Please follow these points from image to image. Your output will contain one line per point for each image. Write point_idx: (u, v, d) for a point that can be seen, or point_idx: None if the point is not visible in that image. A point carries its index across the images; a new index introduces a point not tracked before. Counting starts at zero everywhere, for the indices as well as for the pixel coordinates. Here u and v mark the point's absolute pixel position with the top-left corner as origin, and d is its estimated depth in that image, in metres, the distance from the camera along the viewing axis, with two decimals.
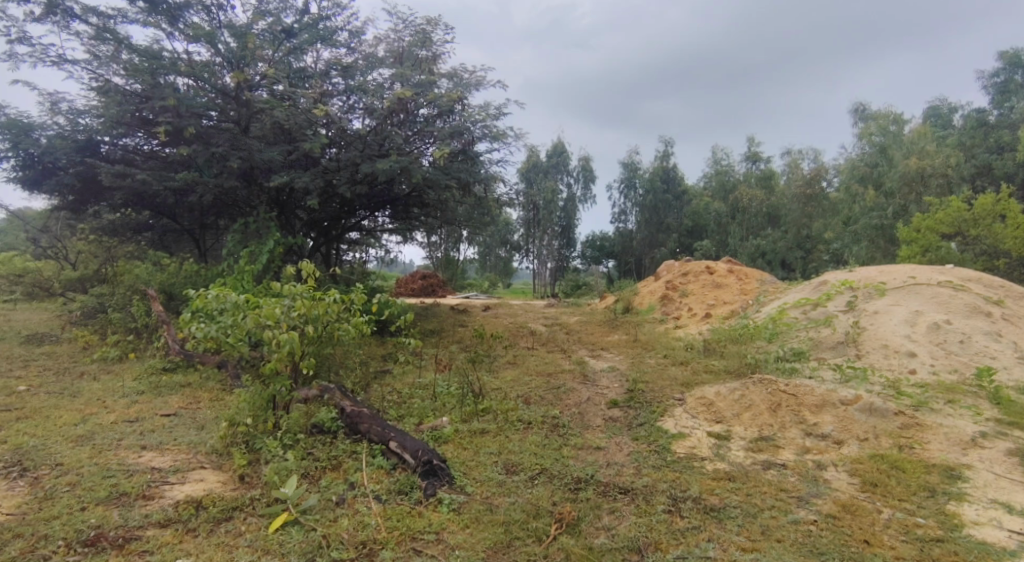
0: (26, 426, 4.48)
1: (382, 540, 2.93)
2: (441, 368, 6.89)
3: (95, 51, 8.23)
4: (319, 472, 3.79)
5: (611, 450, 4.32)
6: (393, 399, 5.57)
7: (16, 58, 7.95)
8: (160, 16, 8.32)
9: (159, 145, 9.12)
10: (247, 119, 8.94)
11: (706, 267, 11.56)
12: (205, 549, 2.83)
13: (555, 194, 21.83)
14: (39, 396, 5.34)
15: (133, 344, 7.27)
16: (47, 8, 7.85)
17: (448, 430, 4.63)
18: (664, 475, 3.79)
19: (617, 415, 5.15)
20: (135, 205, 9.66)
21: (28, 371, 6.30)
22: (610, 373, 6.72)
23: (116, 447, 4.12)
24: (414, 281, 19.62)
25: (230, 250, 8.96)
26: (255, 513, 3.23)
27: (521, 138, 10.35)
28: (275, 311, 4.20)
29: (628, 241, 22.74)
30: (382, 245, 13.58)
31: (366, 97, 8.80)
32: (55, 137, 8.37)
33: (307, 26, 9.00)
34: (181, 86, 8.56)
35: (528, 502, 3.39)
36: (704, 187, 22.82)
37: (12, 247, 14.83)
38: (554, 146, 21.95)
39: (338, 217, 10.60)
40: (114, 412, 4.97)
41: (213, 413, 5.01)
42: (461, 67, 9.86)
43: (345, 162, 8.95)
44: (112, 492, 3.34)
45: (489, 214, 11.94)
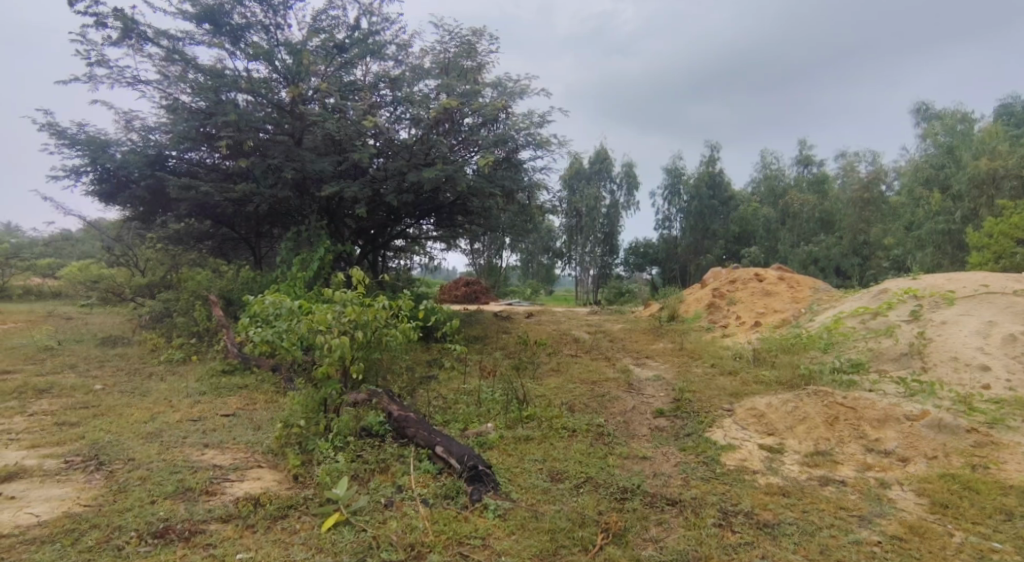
0: (100, 423, 4.75)
1: (430, 544, 2.97)
2: (486, 374, 6.96)
3: (166, 71, 8.75)
4: (368, 474, 3.88)
5: (657, 460, 4.27)
6: (438, 404, 5.67)
7: (96, 80, 8.50)
8: (224, 37, 8.82)
9: (220, 159, 9.52)
10: (300, 132, 9.22)
11: (755, 275, 11.26)
12: (263, 545, 2.94)
13: (598, 201, 21.73)
14: (112, 395, 5.69)
15: (196, 347, 7.64)
16: (124, 32, 8.38)
17: (493, 436, 4.66)
18: (714, 488, 3.70)
19: (663, 425, 5.08)
20: (198, 215, 10.16)
21: (103, 371, 6.70)
22: (655, 382, 6.61)
23: (181, 445, 4.34)
24: (458, 288, 19.86)
25: (284, 258, 9.31)
26: (309, 512, 3.34)
27: (565, 145, 10.41)
28: (326, 316, 4.34)
29: (672, 248, 22.39)
30: (426, 252, 13.81)
31: (412, 107, 8.99)
32: (128, 152, 8.89)
33: (358, 42, 9.27)
34: (241, 103, 8.94)
35: (574, 510, 3.38)
36: (752, 192, 22.26)
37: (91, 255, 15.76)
38: (597, 152, 21.85)
39: (384, 225, 10.83)
40: (178, 411, 5.22)
41: (269, 414, 5.21)
42: (505, 76, 9.96)
43: (392, 171, 9.15)
44: (179, 487, 3.52)
45: (532, 221, 11.97)
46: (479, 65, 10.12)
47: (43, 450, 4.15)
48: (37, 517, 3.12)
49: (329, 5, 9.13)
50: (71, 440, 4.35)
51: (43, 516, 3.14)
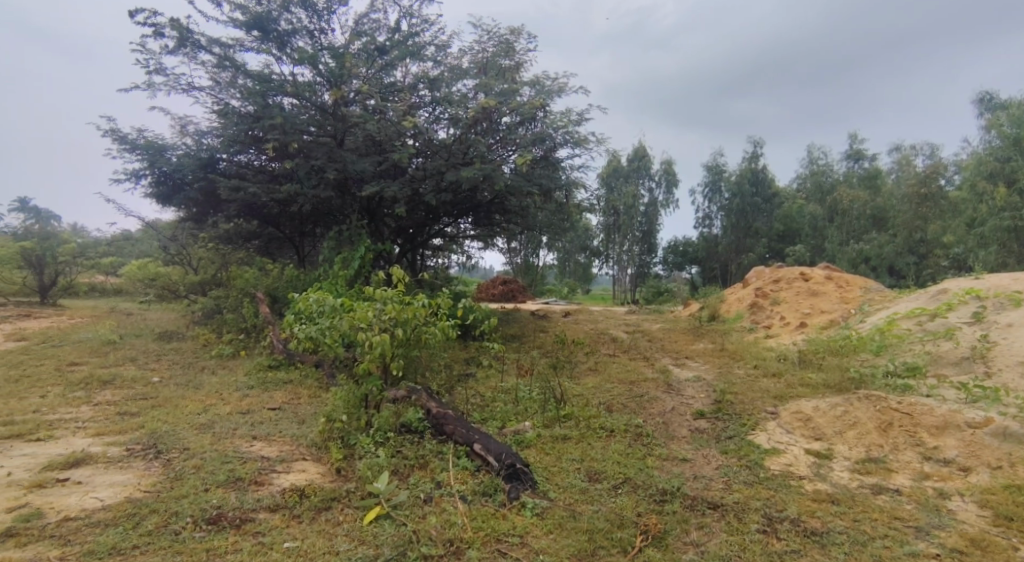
0: (158, 414, 4.97)
1: (468, 540, 3.01)
2: (523, 372, 6.97)
3: (218, 78, 9.08)
4: (407, 469, 3.95)
5: (698, 463, 4.19)
6: (476, 402, 5.71)
7: (154, 88, 8.88)
8: (272, 43, 9.10)
9: (267, 161, 9.80)
10: (342, 133, 9.37)
11: (801, 274, 10.94)
12: (308, 534, 3.03)
13: (636, 199, 21.46)
14: (168, 387, 5.95)
15: (244, 342, 7.92)
16: (179, 41, 8.73)
17: (530, 435, 4.67)
18: (758, 492, 3.62)
19: (704, 427, 4.99)
20: (246, 216, 10.53)
21: (160, 364, 7.03)
22: (695, 383, 6.48)
23: (232, 436, 4.50)
24: (495, 286, 19.97)
25: (326, 257, 9.54)
26: (351, 505, 3.42)
27: (603, 143, 10.33)
28: (367, 314, 4.42)
29: (713, 246, 21.94)
30: (464, 251, 13.93)
31: (451, 108, 9.10)
32: (183, 156, 9.27)
33: (398, 43, 9.39)
34: (287, 106, 9.20)
35: (612, 511, 3.36)
36: (798, 189, 21.59)
37: (149, 254, 16.32)
38: (636, 149, 21.58)
39: (423, 225, 10.97)
40: (229, 404, 5.42)
41: (313, 408, 5.35)
42: (543, 75, 9.94)
43: (431, 171, 9.27)
44: (230, 476, 3.66)
45: (569, 220, 11.93)
46: (517, 63, 10.19)
47: (106, 438, 4.37)
48: (102, 501, 3.29)
49: (370, 9, 9.29)
50: (132, 429, 4.57)
51: (107, 500, 3.31)
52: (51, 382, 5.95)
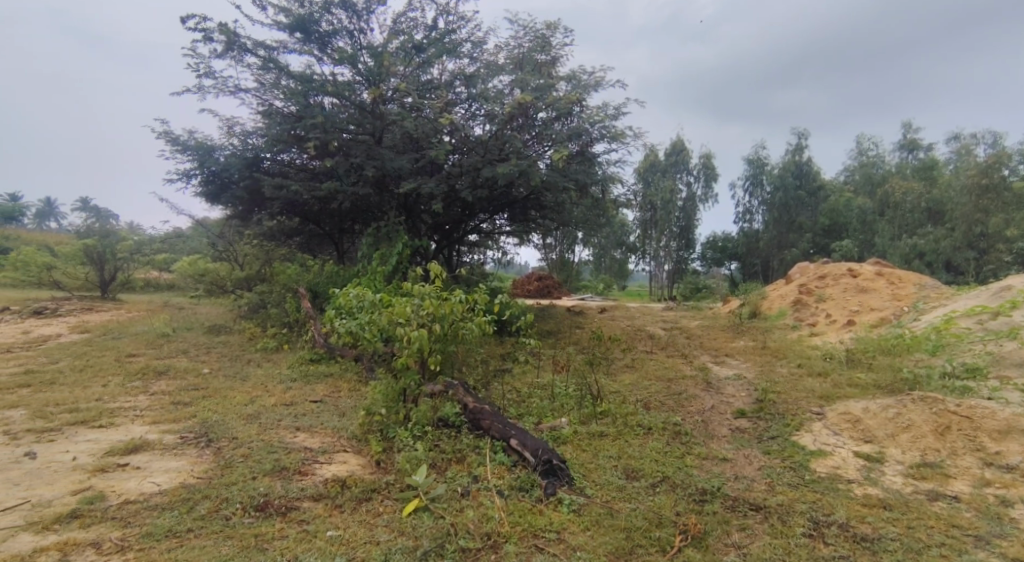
0: (208, 404, 5.16)
1: (505, 534, 3.02)
2: (559, 369, 6.95)
3: (262, 79, 9.33)
4: (445, 463, 3.99)
5: (739, 463, 4.11)
6: (512, 397, 5.73)
7: (204, 90, 9.19)
8: (314, 44, 9.31)
9: (309, 159, 10.03)
10: (380, 131, 9.53)
11: (849, 270, 10.58)
12: (350, 524, 3.10)
13: (674, 194, 21.05)
14: (217, 378, 6.17)
15: (287, 336, 8.14)
16: (227, 45, 9.00)
17: (567, 431, 4.66)
18: (803, 495, 3.52)
19: (745, 426, 4.89)
20: (289, 213, 10.81)
21: (209, 356, 7.29)
22: (736, 382, 6.34)
23: (277, 427, 4.64)
24: (530, 282, 19.99)
25: (365, 253, 9.69)
26: (391, 496, 3.48)
27: (640, 137, 10.18)
28: (406, 309, 4.48)
29: (754, 242, 21.44)
30: (500, 247, 13.97)
31: (487, 104, 9.10)
32: (230, 156, 9.57)
33: (435, 41, 9.46)
34: (327, 105, 9.38)
35: (650, 510, 3.32)
36: (846, 181, 21.01)
37: (198, 251, 16.93)
38: (674, 143, 21.21)
39: (459, 221, 11.03)
40: (274, 395, 5.59)
41: (353, 402, 5.46)
42: (579, 69, 9.87)
43: (467, 167, 9.32)
44: (276, 465, 3.77)
45: (605, 216, 11.82)
46: (554, 58, 10.06)
47: (161, 426, 4.57)
48: (158, 486, 3.44)
49: (408, 7, 9.38)
50: (184, 418, 4.76)
51: (163, 485, 3.46)
52: (110, 372, 6.25)
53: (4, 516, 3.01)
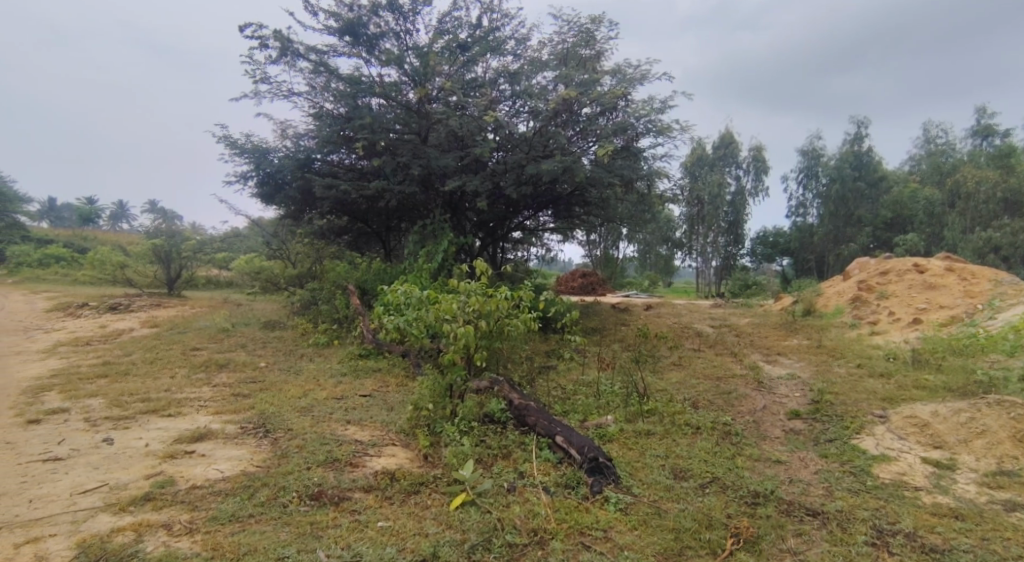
0: (265, 397, 5.36)
1: (552, 531, 3.02)
2: (604, 366, 6.89)
3: (314, 83, 9.62)
4: (491, 459, 4.02)
5: (794, 466, 3.98)
6: (558, 394, 5.72)
7: (260, 96, 9.54)
8: (362, 47, 9.52)
9: (357, 159, 10.27)
10: (426, 130, 9.65)
11: (915, 266, 10.07)
12: (400, 516, 3.17)
13: (722, 188, 20.47)
14: (273, 372, 6.41)
15: (337, 332, 8.37)
16: (281, 51, 9.31)
17: (613, 429, 4.62)
18: (865, 502, 3.38)
19: (800, 428, 4.73)
20: (338, 212, 11.11)
21: (265, 351, 7.58)
22: (789, 381, 6.14)
23: (329, 420, 4.78)
24: (574, 279, 19.90)
25: (411, 251, 9.85)
26: (438, 490, 3.54)
27: (688, 130, 9.95)
28: (452, 306, 4.53)
29: (808, 237, 20.76)
30: (543, 244, 13.97)
31: (531, 100, 9.08)
32: (283, 158, 9.91)
33: (479, 39, 9.50)
34: (375, 106, 9.58)
35: (699, 511, 3.26)
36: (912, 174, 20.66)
37: (255, 249, 17.59)
38: (722, 136, 20.67)
39: (503, 218, 11.07)
40: (325, 389, 5.75)
41: (401, 396, 5.57)
42: (624, 63, 9.73)
43: (511, 164, 9.33)
44: (329, 457, 3.89)
45: (651, 211, 11.65)
46: (598, 52, 9.95)
47: (223, 416, 4.78)
48: (222, 473, 3.61)
49: (453, 7, 9.46)
50: (244, 409, 4.96)
51: (226, 472, 3.62)
52: (177, 364, 6.59)
53: (85, 496, 3.22)
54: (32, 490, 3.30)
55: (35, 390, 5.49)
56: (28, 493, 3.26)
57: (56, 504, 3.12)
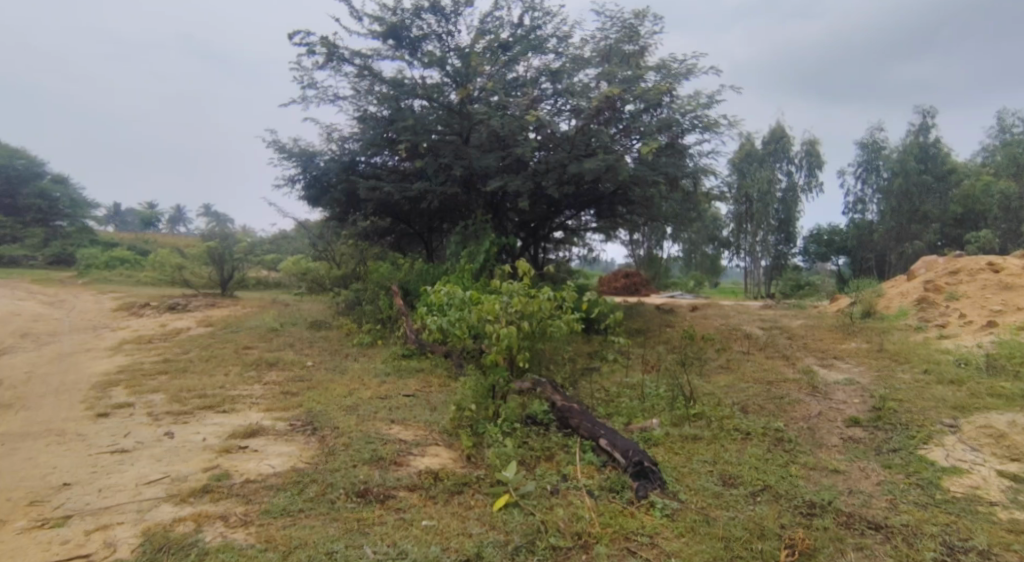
0: (313, 395, 5.48)
1: (597, 535, 2.94)
2: (649, 368, 6.75)
3: (359, 86, 9.80)
4: (534, 460, 3.97)
5: (854, 475, 3.78)
6: (600, 397, 5.60)
7: (308, 100, 9.77)
8: (405, 50, 9.62)
9: (400, 161, 10.40)
10: (468, 131, 9.65)
11: (988, 264, 9.49)
12: (443, 515, 3.15)
13: (772, 184, 19.80)
14: (320, 371, 6.54)
15: (382, 332, 8.49)
16: (327, 56, 9.52)
17: (658, 433, 4.50)
18: (934, 516, 3.17)
19: (860, 436, 4.50)
20: (382, 213, 11.28)
21: (313, 350, 7.73)
22: (847, 387, 5.86)
23: (373, 419, 4.83)
24: (617, 279, 19.63)
25: (453, 251, 9.89)
26: (482, 490, 3.51)
27: (736, 125, 9.66)
28: (495, 306, 4.51)
29: (867, 234, 19.91)
30: (585, 244, 13.84)
31: (573, 98, 8.97)
32: (330, 161, 10.15)
33: (521, 38, 9.48)
34: (418, 108, 9.69)
35: (751, 520, 3.13)
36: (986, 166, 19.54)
37: (304, 251, 18.09)
38: (772, 131, 20.01)
39: (545, 218, 11.01)
40: (369, 389, 5.83)
41: (444, 397, 5.58)
42: (669, 58, 9.52)
43: (554, 163, 9.24)
44: (374, 455, 3.93)
45: (697, 209, 11.37)
46: (642, 48, 9.79)
47: (274, 413, 4.90)
48: (273, 468, 3.69)
49: (495, 7, 9.47)
50: (294, 407, 5.08)
51: (277, 467, 3.70)
52: (231, 362, 6.80)
53: (149, 487, 3.34)
54: (101, 479, 3.45)
55: (103, 385, 5.76)
56: (98, 482, 3.40)
57: (123, 493, 3.25)
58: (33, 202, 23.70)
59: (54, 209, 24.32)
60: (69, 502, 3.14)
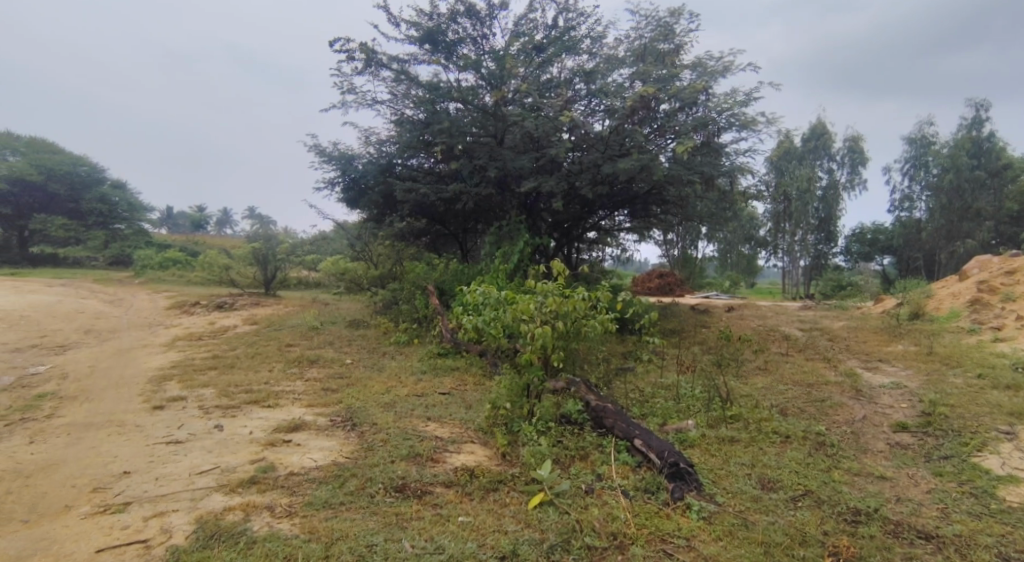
0: (352, 392, 5.63)
1: (632, 535, 2.97)
2: (685, 369, 6.70)
3: (396, 91, 9.99)
4: (569, 459, 4.01)
5: (901, 483, 3.69)
6: (635, 397, 5.60)
7: (347, 105, 10.02)
8: (441, 54, 9.76)
9: (435, 163, 10.56)
10: (502, 132, 9.74)
11: None
12: (479, 512, 3.22)
13: (813, 182, 19.29)
14: (360, 368, 6.72)
15: (418, 331, 8.65)
16: (366, 62, 9.74)
17: (694, 434, 4.48)
18: (988, 527, 3.08)
19: (908, 443, 4.38)
20: (418, 215, 11.46)
21: (351, 348, 7.93)
22: (894, 391, 5.70)
23: (410, 416, 4.94)
24: (651, 280, 19.46)
25: (487, 252, 9.99)
26: (517, 488, 3.57)
27: (775, 123, 9.48)
28: (529, 306, 4.55)
29: (915, 233, 19.27)
30: (618, 244, 13.77)
31: (608, 98, 8.94)
32: (367, 163, 10.39)
33: (554, 40, 9.52)
34: (453, 111, 9.82)
35: (791, 525, 3.10)
36: None
37: (342, 251, 18.51)
38: (813, 127, 19.53)
39: (579, 219, 11.02)
40: (407, 386, 5.96)
41: (479, 395, 5.66)
42: (705, 56, 9.41)
43: (587, 164, 9.24)
44: (411, 451, 4.02)
45: (733, 208, 11.20)
46: (678, 46, 9.70)
47: (316, 409, 5.06)
48: (316, 462, 3.82)
49: (529, 9, 9.54)
50: (334, 403, 5.24)
51: (319, 461, 3.83)
52: (275, 359, 7.05)
53: (201, 477, 3.51)
54: (157, 468, 3.64)
55: (158, 379, 6.05)
56: (154, 471, 3.59)
57: (178, 482, 3.42)
58: (95, 206, 24.98)
59: (113, 213, 25.59)
60: (128, 489, 3.32)
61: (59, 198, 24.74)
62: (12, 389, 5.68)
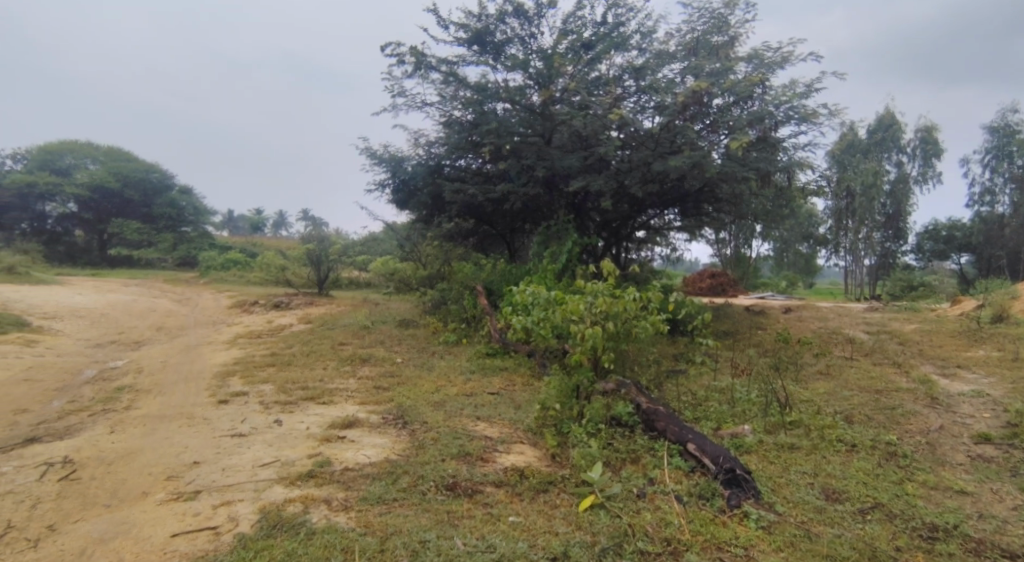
0: (403, 390, 5.71)
1: (686, 542, 2.86)
2: (740, 372, 6.47)
3: (444, 93, 10.10)
4: (619, 463, 3.93)
5: (983, 498, 3.43)
6: (688, 400, 5.45)
7: (397, 108, 10.19)
8: (489, 54, 9.81)
9: (483, 164, 10.59)
10: (550, 131, 9.67)
11: None
12: (530, 512, 3.19)
13: (879, 176, 18.19)
14: (410, 367, 6.81)
15: (466, 331, 8.71)
16: (415, 65, 9.89)
17: (751, 440, 4.30)
18: None
19: (991, 455, 4.08)
20: (466, 215, 11.53)
21: (401, 348, 8.05)
22: (974, 400, 5.32)
23: (459, 415, 4.96)
24: (702, 280, 18.93)
25: (534, 252, 9.94)
26: (567, 490, 3.52)
27: (838, 115, 9.05)
28: (579, 306, 4.48)
29: (996, 229, 18.10)
30: (669, 243, 13.46)
31: (658, 94, 8.67)
32: (417, 165, 10.54)
33: (603, 37, 9.39)
34: (501, 111, 9.82)
35: (859, 539, 2.92)
36: None
37: (392, 252, 18.85)
38: (881, 118, 18.56)
39: (628, 218, 10.83)
40: (456, 386, 5.99)
41: (527, 396, 5.63)
42: (763, 47, 9.07)
43: (637, 162, 9.05)
44: (461, 451, 4.03)
45: (791, 205, 10.76)
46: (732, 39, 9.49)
47: (369, 406, 5.16)
48: (369, 458, 3.88)
49: (577, 6, 9.45)
50: (385, 401, 5.32)
51: (373, 458, 3.89)
52: (329, 357, 7.25)
53: (264, 469, 3.62)
54: (224, 459, 3.78)
55: (221, 374, 6.32)
56: (222, 462, 3.73)
57: (243, 473, 3.54)
58: (164, 211, 26.36)
59: (180, 217, 26.94)
60: (198, 478, 3.46)
61: (133, 202, 26.22)
62: (93, 382, 6.05)
